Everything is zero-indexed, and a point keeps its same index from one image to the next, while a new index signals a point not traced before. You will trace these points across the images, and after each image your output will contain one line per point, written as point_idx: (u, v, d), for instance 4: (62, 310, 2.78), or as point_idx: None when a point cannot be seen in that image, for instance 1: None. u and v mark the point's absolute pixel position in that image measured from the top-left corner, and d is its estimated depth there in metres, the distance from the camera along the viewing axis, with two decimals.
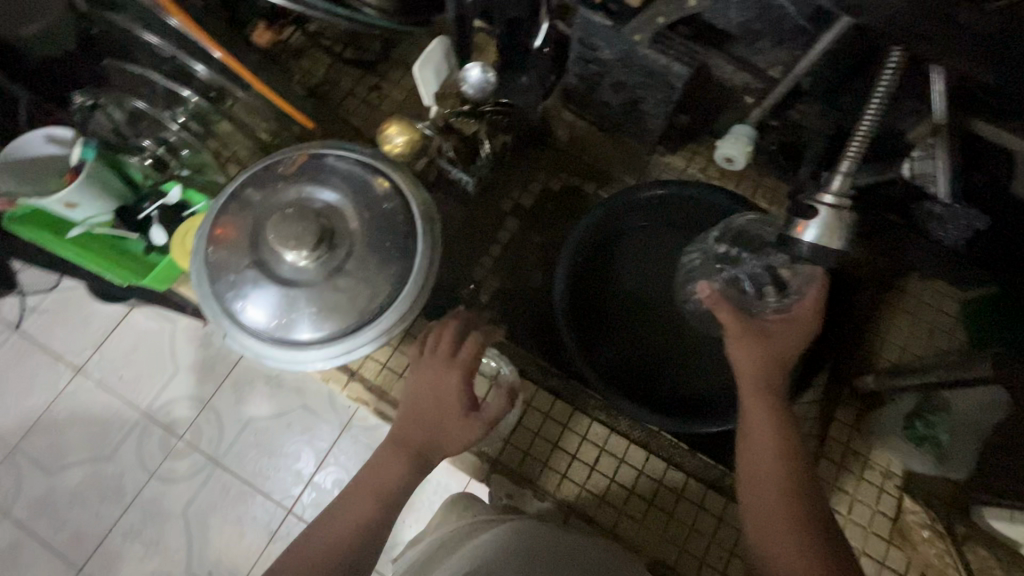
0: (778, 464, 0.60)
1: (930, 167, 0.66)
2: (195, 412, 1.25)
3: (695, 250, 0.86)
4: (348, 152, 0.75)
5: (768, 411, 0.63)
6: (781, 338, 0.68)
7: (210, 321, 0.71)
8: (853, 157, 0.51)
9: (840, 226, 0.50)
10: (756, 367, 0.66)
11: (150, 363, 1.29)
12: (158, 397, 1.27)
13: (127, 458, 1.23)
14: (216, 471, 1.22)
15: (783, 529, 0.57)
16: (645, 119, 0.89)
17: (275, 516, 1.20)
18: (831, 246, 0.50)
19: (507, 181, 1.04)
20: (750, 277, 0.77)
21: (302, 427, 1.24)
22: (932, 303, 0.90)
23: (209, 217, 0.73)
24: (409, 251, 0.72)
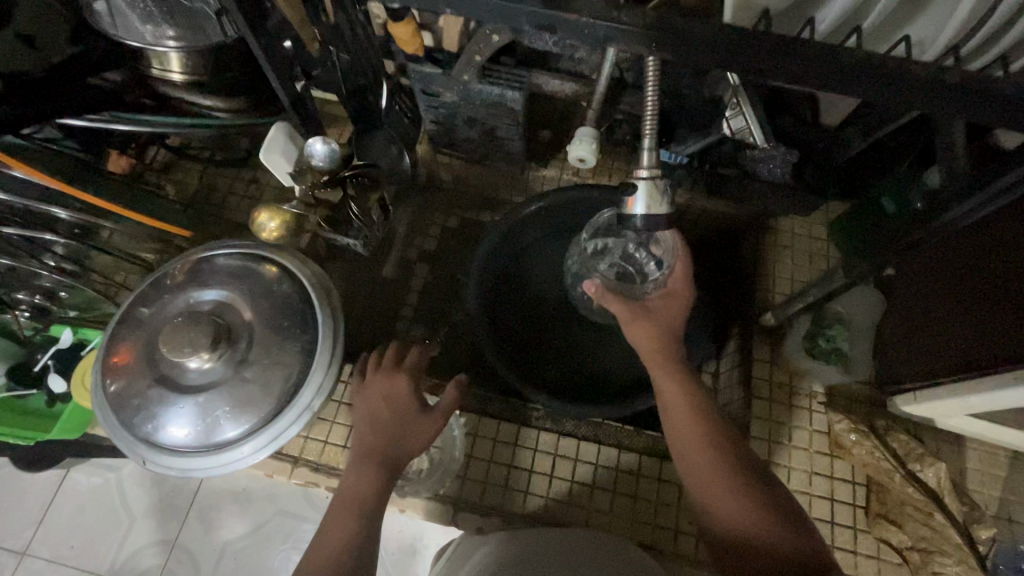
0: (696, 424, 0.67)
1: (742, 122, 0.75)
2: (165, 553, 1.19)
3: (574, 252, 1.00)
4: (229, 248, 0.77)
5: (674, 377, 0.71)
6: (665, 311, 0.77)
7: (127, 453, 0.69)
8: (651, 133, 0.56)
9: (659, 193, 0.57)
10: (653, 342, 0.74)
11: (100, 516, 1.22)
12: (118, 550, 1.20)
13: None
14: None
15: (719, 481, 0.63)
16: (507, 145, 0.97)
17: None
18: (657, 211, 0.57)
19: (405, 232, 1.09)
20: (625, 260, 0.93)
21: (281, 533, 1.20)
22: (804, 233, 0.97)
23: (102, 351, 0.72)
24: (311, 323, 0.74)
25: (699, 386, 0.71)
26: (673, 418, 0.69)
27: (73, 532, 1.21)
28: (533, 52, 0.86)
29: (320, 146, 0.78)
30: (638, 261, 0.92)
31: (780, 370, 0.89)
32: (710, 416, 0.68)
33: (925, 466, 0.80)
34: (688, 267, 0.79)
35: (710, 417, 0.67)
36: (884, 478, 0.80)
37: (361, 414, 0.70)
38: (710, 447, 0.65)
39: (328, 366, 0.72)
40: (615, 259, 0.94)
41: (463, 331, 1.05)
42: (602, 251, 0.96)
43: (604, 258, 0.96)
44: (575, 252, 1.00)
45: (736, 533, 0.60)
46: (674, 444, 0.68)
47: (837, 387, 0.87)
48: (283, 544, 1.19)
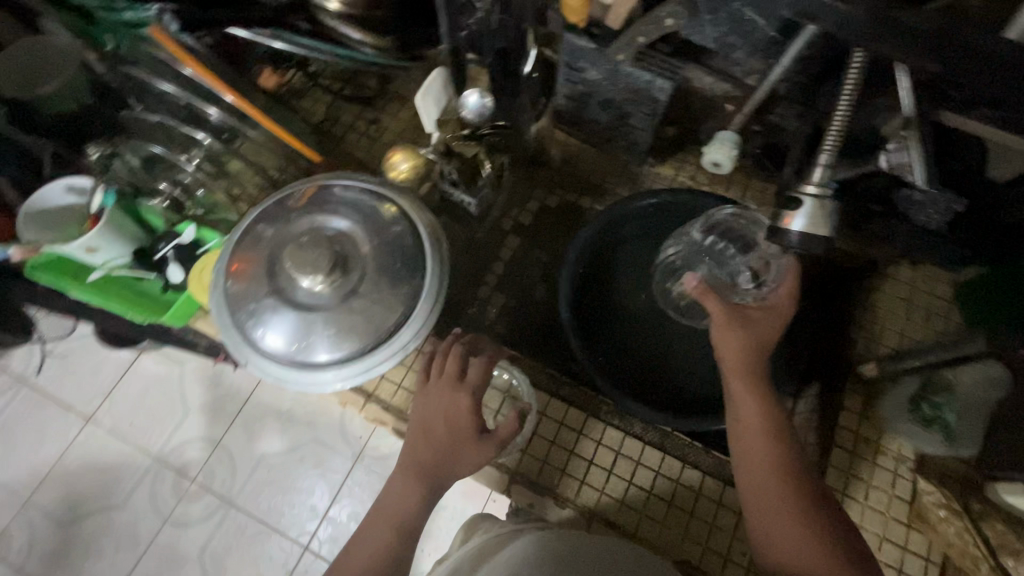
0: (769, 447, 0.64)
1: (906, 157, 0.70)
2: (208, 451, 1.27)
3: (674, 245, 0.96)
4: (354, 181, 0.79)
5: (754, 397, 0.68)
6: (760, 324, 0.73)
7: (232, 352, 0.73)
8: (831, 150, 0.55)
9: (823, 214, 0.55)
10: (741, 354, 0.70)
11: (162, 403, 1.31)
12: (172, 438, 1.28)
13: (143, 500, 1.25)
14: (230, 512, 1.24)
15: (786, 512, 0.61)
16: (634, 134, 0.94)
17: (293, 553, 1.21)
18: (817, 233, 0.55)
19: (503, 201, 1.10)
20: (727, 271, 0.89)
21: (313, 460, 1.26)
22: (926, 288, 0.91)
23: (225, 253, 0.77)
24: (420, 269, 0.75)
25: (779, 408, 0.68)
26: (744, 438, 0.66)
27: (139, 411, 1.31)
28: (689, 44, 0.83)
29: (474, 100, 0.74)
30: (737, 274, 0.88)
31: (870, 425, 0.85)
32: (785, 445, 0.65)
33: None
34: (796, 287, 0.75)
35: (785, 445, 0.64)
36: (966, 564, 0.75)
37: (415, 424, 0.73)
38: (781, 471, 0.63)
39: (429, 314, 0.73)
40: (716, 266, 0.91)
41: (543, 311, 1.05)
42: (711, 252, 0.92)
43: (713, 262, 0.91)
44: (676, 241, 0.96)
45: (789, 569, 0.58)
46: (740, 459, 0.66)
47: (931, 457, 0.82)
48: (313, 469, 1.25)
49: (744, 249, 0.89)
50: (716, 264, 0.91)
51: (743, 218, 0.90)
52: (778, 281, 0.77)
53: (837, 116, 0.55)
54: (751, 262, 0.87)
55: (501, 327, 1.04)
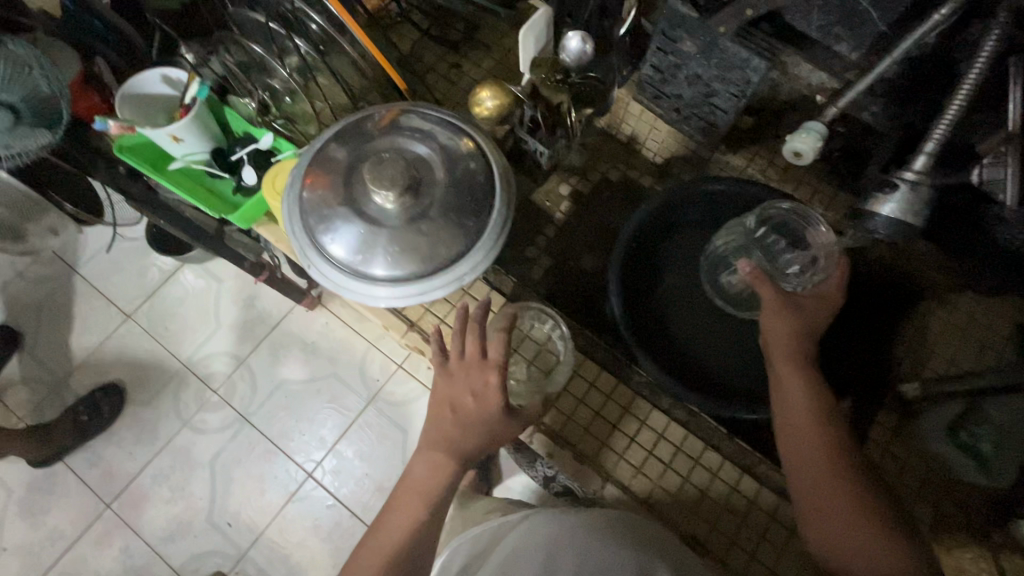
0: (819, 431, 0.65)
1: (1000, 175, 0.69)
2: (234, 367, 1.33)
3: (722, 237, 0.93)
4: (438, 113, 0.81)
5: (802, 382, 0.68)
6: (811, 312, 0.74)
7: (298, 254, 0.76)
8: (936, 142, 0.67)
9: (913, 203, 0.69)
10: (789, 339, 0.71)
11: (201, 311, 1.37)
12: (202, 347, 1.35)
13: (168, 401, 1.32)
14: (244, 428, 1.30)
15: (841, 486, 0.62)
16: (714, 116, 0.94)
17: (294, 479, 1.27)
18: (908, 220, 0.69)
19: (566, 165, 1.11)
20: (773, 261, 0.83)
21: (330, 394, 1.31)
22: (982, 320, 0.89)
23: (304, 161, 0.79)
24: (488, 207, 0.77)
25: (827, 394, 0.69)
26: (791, 418, 0.67)
27: (181, 313, 1.37)
28: (792, 29, 0.82)
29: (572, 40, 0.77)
30: (784, 265, 0.82)
31: (900, 443, 0.84)
32: (835, 427, 0.66)
33: None
34: (844, 282, 0.77)
35: (835, 429, 0.66)
36: None
37: (438, 398, 0.73)
38: (830, 450, 0.64)
39: (490, 248, 0.76)
40: (762, 255, 0.84)
41: (588, 280, 1.06)
42: (759, 240, 0.85)
43: (761, 249, 0.85)
44: (724, 236, 0.93)
45: (849, 541, 0.60)
46: (787, 441, 0.67)
47: (962, 482, 0.81)
48: (327, 402, 1.31)
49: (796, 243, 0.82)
50: (765, 251, 0.84)
51: (797, 214, 0.82)
52: (825, 275, 0.77)
53: (950, 110, 0.65)
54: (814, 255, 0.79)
55: (544, 288, 1.06)
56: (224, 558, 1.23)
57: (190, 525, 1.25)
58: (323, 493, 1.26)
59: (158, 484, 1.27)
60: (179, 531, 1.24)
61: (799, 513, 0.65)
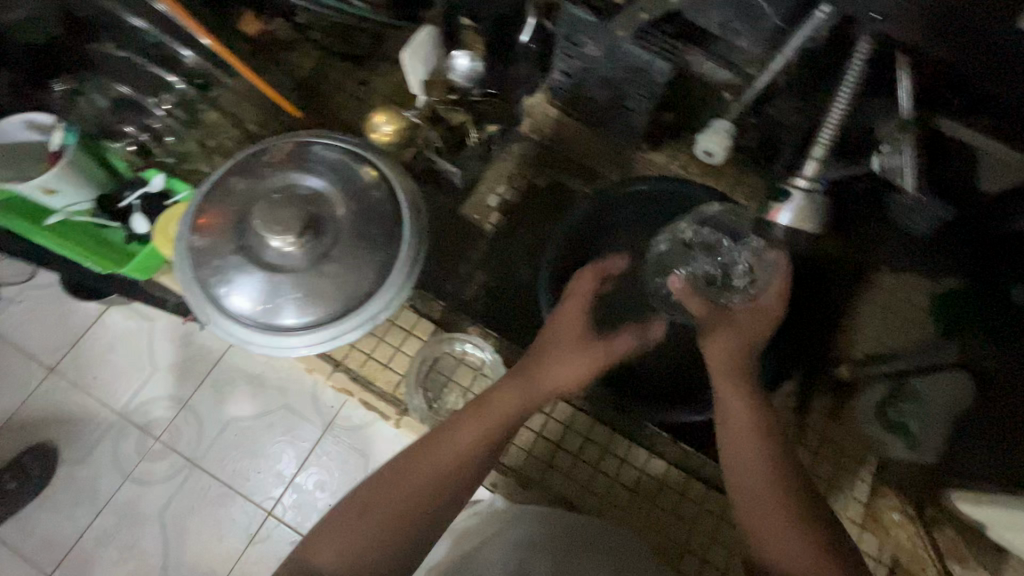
0: (761, 450, 0.62)
1: (898, 161, 0.70)
2: (175, 411, 1.21)
3: (664, 239, 0.88)
4: (336, 140, 0.76)
5: (740, 400, 0.66)
6: (749, 327, 0.72)
7: (194, 309, 0.70)
8: (824, 146, 0.75)
9: (808, 208, 0.79)
10: (728, 355, 0.70)
11: (132, 356, 1.24)
12: (140, 394, 1.22)
13: (103, 459, 1.19)
14: (194, 474, 1.18)
15: (781, 505, 0.59)
16: (630, 116, 0.92)
17: (254, 520, 1.15)
18: (801, 223, 0.80)
19: (490, 175, 1.07)
20: (716, 267, 0.81)
21: (282, 427, 1.19)
22: (905, 296, 0.91)
23: (193, 206, 0.73)
24: (397, 238, 0.72)
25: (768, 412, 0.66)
26: (733, 439, 0.64)
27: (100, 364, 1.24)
28: (694, 26, 0.81)
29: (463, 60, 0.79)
30: (733, 266, 0.79)
31: (836, 427, 0.86)
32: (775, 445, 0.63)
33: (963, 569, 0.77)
34: (786, 290, 0.73)
35: (776, 447, 0.63)
36: (916, 568, 0.77)
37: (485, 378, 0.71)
38: (770, 470, 0.61)
39: (402, 284, 0.71)
40: (709, 258, 0.82)
41: (525, 292, 1.03)
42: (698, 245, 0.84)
43: (700, 256, 0.83)
44: (665, 237, 0.89)
45: (786, 570, 0.56)
46: (729, 463, 0.63)
47: (890, 459, 0.85)
48: (281, 437, 1.18)
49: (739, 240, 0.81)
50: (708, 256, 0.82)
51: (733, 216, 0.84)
52: (769, 275, 0.74)
53: (832, 116, 0.72)
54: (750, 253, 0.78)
55: (480, 305, 1.02)
56: None
57: None
58: (284, 533, 1.14)
59: (105, 545, 1.15)
60: None
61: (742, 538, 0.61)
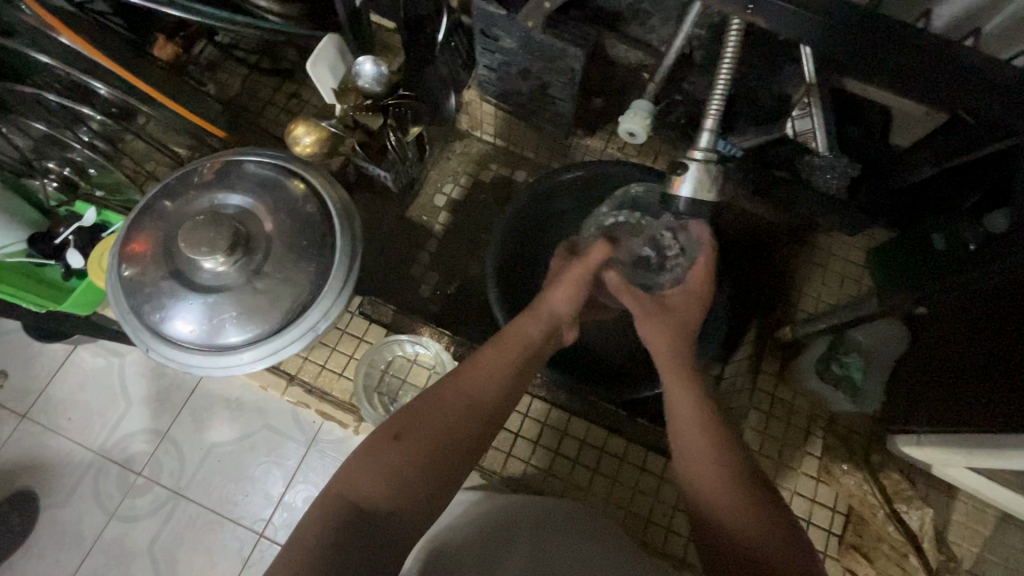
0: (707, 437, 0.61)
1: (808, 124, 0.72)
2: (155, 443, 1.19)
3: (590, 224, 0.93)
4: (261, 156, 0.76)
5: (680, 381, 0.67)
6: (680, 310, 0.77)
7: (132, 338, 0.70)
8: (714, 117, 0.60)
9: (708, 178, 0.61)
10: (665, 337, 0.72)
11: (103, 392, 1.22)
12: (116, 430, 1.20)
13: (85, 498, 1.17)
14: (181, 502, 1.16)
15: (721, 479, 0.58)
16: (558, 104, 0.93)
17: (247, 541, 1.14)
18: (703, 196, 0.62)
19: (433, 176, 1.08)
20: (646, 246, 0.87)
21: (264, 448, 1.19)
22: (842, 254, 0.94)
23: (122, 235, 0.72)
24: (330, 247, 0.73)
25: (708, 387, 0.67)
26: (678, 430, 0.63)
27: (67, 405, 1.22)
28: (605, 11, 0.82)
29: (368, 66, 0.75)
30: (663, 244, 0.86)
31: (783, 386, 0.89)
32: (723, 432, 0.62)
33: (911, 509, 0.80)
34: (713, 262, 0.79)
35: (719, 433, 0.62)
36: (867, 512, 0.80)
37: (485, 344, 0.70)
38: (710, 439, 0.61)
39: (340, 292, 0.72)
40: (639, 237, 0.88)
41: (478, 287, 1.04)
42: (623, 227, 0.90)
43: (630, 234, 0.88)
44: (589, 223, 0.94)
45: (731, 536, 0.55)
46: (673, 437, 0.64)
47: (839, 414, 0.86)
48: (265, 457, 1.18)
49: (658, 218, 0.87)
50: (637, 235, 0.88)
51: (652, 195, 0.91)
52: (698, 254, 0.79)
53: (715, 96, 0.59)
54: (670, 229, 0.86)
55: (435, 305, 1.03)
56: None
57: None
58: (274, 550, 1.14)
59: None
60: None
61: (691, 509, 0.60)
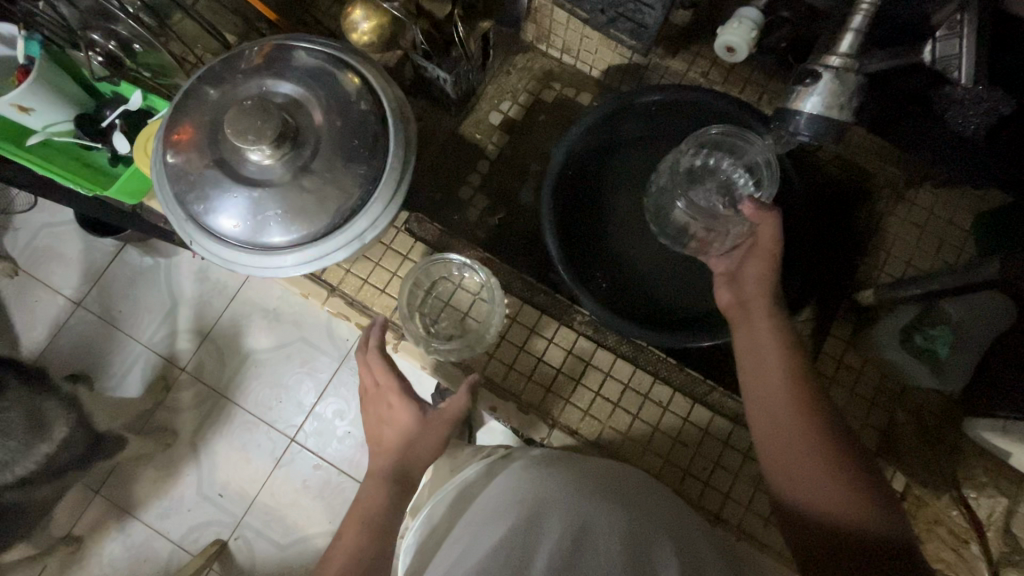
0: (810, 455, 0.56)
1: (954, 48, 0.62)
2: (199, 342, 1.22)
3: (665, 163, 0.88)
4: (312, 45, 0.70)
5: (771, 328, 0.64)
6: (766, 254, 0.69)
7: (178, 231, 0.68)
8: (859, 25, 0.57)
9: (840, 90, 0.57)
10: (762, 286, 0.67)
11: (150, 288, 1.24)
12: (161, 325, 1.23)
13: (134, 385, 1.21)
14: (222, 399, 1.20)
15: (804, 442, 0.57)
16: (643, 12, 0.82)
17: (280, 445, 1.18)
18: (830, 112, 0.57)
19: (490, 92, 1.00)
20: (712, 189, 0.84)
21: (301, 357, 1.21)
22: (943, 216, 0.83)
23: (166, 120, 0.68)
24: (382, 151, 0.68)
25: (794, 337, 0.64)
26: (773, 442, 0.59)
27: (114, 297, 1.24)
28: None
29: None
30: (735, 184, 0.84)
31: (854, 352, 0.81)
32: (830, 447, 0.57)
33: (981, 496, 0.74)
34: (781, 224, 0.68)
35: (814, 414, 0.58)
36: (928, 493, 0.74)
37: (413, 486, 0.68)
38: (798, 393, 0.59)
39: (390, 200, 0.68)
40: (710, 181, 0.85)
41: (529, 217, 0.98)
42: (697, 169, 0.85)
43: (701, 182, 0.85)
44: (663, 166, 0.88)
45: (817, 504, 0.55)
46: (751, 393, 0.63)
47: (915, 389, 0.79)
48: (301, 366, 1.20)
49: (739, 160, 0.83)
50: (710, 179, 0.85)
51: (734, 134, 0.82)
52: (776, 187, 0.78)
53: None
54: (754, 165, 0.82)
55: (482, 231, 0.98)
56: (223, 527, 1.17)
57: (183, 502, 1.18)
58: (307, 454, 1.18)
59: (143, 465, 1.19)
60: (174, 510, 1.18)
61: (769, 473, 0.60)
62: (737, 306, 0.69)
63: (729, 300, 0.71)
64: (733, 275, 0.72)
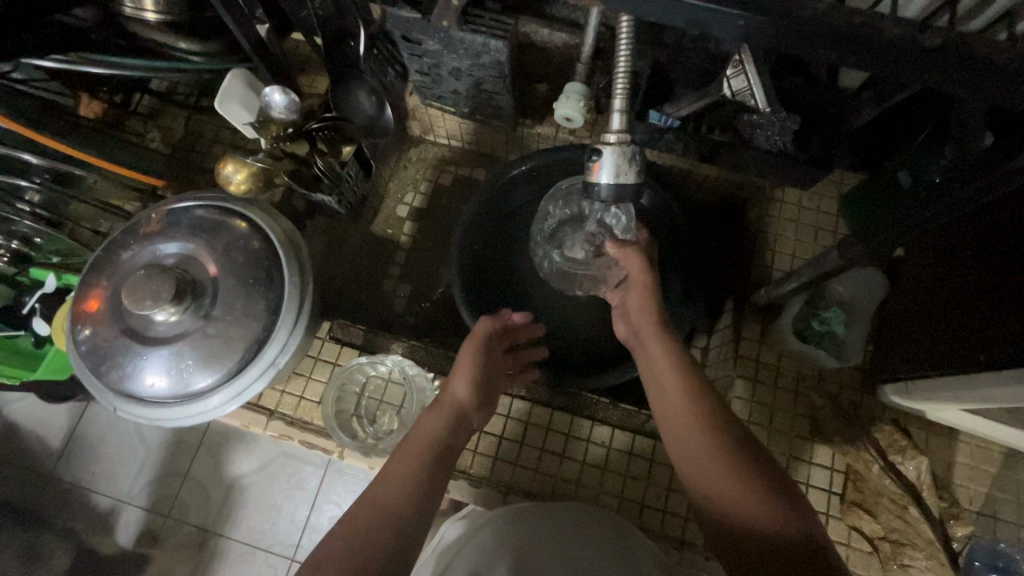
0: (715, 459, 0.58)
1: (744, 82, 0.68)
2: (179, 485, 1.21)
3: (539, 223, 0.96)
4: (200, 201, 0.76)
5: (664, 348, 0.68)
6: (639, 289, 0.74)
7: (99, 399, 0.71)
8: (622, 95, 0.57)
9: (623, 160, 0.59)
10: (646, 314, 0.72)
11: (119, 443, 1.24)
12: (136, 479, 1.22)
13: (114, 549, 1.19)
14: (213, 537, 1.18)
15: (707, 448, 0.59)
16: (496, 98, 0.90)
17: (280, 568, 1.16)
18: (622, 178, 0.59)
19: (391, 189, 1.08)
20: (582, 234, 0.89)
21: (284, 475, 1.20)
22: (811, 206, 0.91)
23: (76, 296, 0.73)
24: (278, 282, 0.73)
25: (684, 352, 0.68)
26: (681, 453, 0.61)
27: (82, 462, 1.23)
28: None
29: (279, 96, 0.76)
30: (606, 222, 0.86)
31: (765, 349, 0.86)
32: (737, 456, 0.58)
33: (906, 459, 0.78)
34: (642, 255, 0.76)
35: (713, 417, 0.61)
36: (863, 467, 0.78)
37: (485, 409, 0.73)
38: (695, 405, 0.61)
39: (294, 324, 0.72)
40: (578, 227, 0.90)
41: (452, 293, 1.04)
42: (567, 221, 0.92)
43: (573, 229, 0.91)
44: (541, 220, 0.96)
45: (730, 507, 0.56)
46: (658, 409, 0.64)
47: (824, 373, 0.84)
48: (286, 484, 1.20)
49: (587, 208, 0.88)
50: (581, 224, 0.90)
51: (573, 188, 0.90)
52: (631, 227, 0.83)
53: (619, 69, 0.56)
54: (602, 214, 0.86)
55: (412, 316, 1.04)
56: None
57: None
58: None
59: None
60: None
61: (687, 487, 0.61)
62: (633, 337, 0.73)
63: (626, 332, 0.76)
64: (622, 309, 0.77)
